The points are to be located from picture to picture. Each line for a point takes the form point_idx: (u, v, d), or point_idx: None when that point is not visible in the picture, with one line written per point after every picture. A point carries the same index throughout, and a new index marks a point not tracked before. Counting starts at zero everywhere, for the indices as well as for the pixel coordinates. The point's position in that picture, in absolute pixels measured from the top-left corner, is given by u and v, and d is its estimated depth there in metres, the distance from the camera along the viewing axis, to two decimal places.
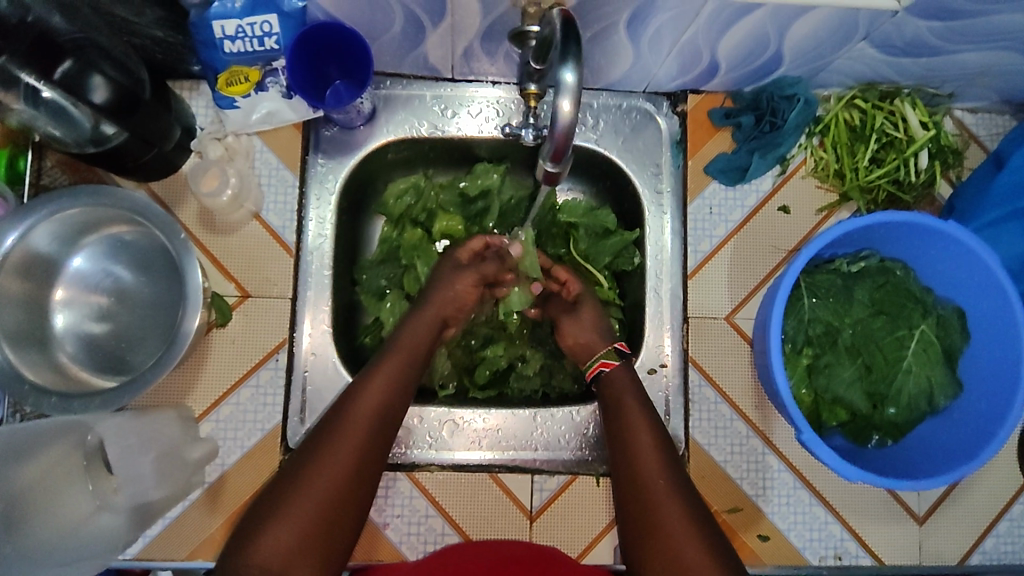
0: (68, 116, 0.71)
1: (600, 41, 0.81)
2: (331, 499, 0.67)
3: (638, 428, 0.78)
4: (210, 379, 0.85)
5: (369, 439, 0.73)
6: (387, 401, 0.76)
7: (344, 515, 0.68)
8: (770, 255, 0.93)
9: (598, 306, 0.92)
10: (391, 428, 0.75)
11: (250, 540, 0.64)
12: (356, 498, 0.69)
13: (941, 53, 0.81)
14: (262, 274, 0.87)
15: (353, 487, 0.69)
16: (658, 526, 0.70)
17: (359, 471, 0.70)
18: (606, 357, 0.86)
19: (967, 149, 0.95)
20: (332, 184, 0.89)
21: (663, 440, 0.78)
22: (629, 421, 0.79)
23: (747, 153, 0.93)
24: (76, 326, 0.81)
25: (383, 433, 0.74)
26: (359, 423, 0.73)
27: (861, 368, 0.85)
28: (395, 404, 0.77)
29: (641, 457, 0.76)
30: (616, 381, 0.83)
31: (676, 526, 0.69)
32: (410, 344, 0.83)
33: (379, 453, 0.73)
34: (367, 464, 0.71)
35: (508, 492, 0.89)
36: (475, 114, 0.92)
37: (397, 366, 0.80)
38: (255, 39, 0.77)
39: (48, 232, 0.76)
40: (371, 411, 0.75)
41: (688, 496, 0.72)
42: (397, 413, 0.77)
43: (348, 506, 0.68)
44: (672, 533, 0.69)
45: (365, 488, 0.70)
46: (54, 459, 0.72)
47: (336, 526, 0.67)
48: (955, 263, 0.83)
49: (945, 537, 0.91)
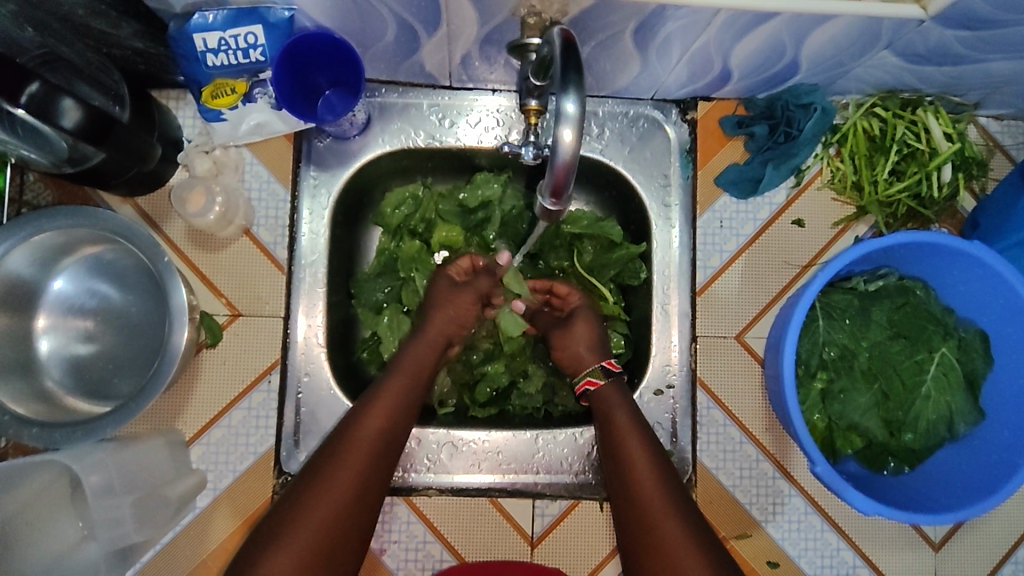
0: (42, 135, 0.66)
1: (605, 50, 0.77)
2: (331, 526, 0.65)
3: (633, 446, 0.75)
4: (201, 402, 0.82)
5: (371, 462, 0.70)
6: (391, 423, 0.73)
7: (344, 543, 0.66)
8: (782, 270, 0.89)
9: (595, 321, 0.88)
10: (395, 450, 0.73)
11: (251, 569, 0.62)
12: (357, 525, 0.67)
13: (967, 61, 0.76)
14: (254, 292, 0.84)
15: (354, 513, 0.67)
16: (660, 555, 0.67)
17: (360, 496, 0.68)
18: (591, 374, 0.82)
19: (991, 158, 0.90)
20: (326, 197, 0.85)
21: (658, 457, 0.74)
22: (623, 438, 0.75)
23: (761, 163, 0.88)
24: (61, 350, 0.78)
25: (386, 456, 0.72)
26: (363, 444, 0.70)
27: (877, 394, 0.82)
28: (399, 425, 0.74)
29: (636, 476, 0.72)
30: (608, 398, 0.80)
31: (680, 555, 0.66)
32: (415, 359, 0.80)
33: (381, 477, 0.71)
34: (368, 489, 0.69)
35: (508, 518, 0.86)
36: (474, 124, 0.88)
37: (402, 384, 0.76)
38: (239, 51, 0.74)
39: (27, 255, 0.73)
40: (375, 431, 0.72)
41: (689, 520, 0.69)
42: (401, 434, 0.74)
43: (348, 534, 0.66)
44: (674, 562, 0.66)
45: (366, 514, 0.68)
46: (40, 487, 0.72)
47: (335, 555, 0.65)
48: (979, 284, 0.79)
49: (962, 564, 0.88)
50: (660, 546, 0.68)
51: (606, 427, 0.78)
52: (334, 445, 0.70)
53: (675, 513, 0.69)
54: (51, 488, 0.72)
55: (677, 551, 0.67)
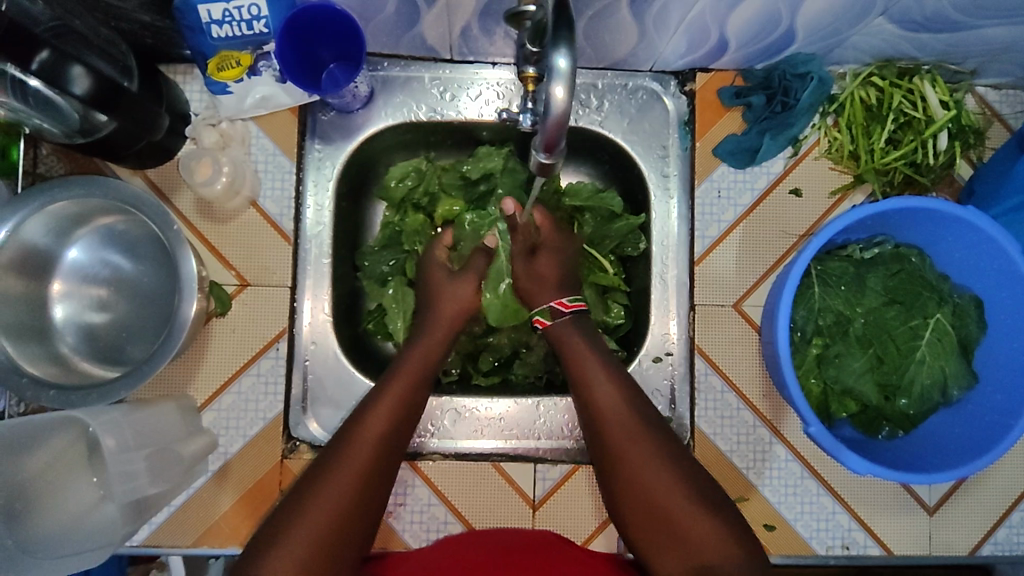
0: (54, 106, 0.70)
1: (604, 18, 0.77)
2: (347, 496, 0.63)
3: (608, 403, 0.73)
4: (211, 369, 0.84)
5: (382, 441, 0.68)
6: (406, 396, 0.73)
7: (368, 498, 0.65)
8: (779, 240, 0.90)
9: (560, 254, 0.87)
10: (411, 421, 0.73)
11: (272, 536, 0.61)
12: (380, 483, 0.66)
13: (963, 28, 0.77)
14: (261, 262, 0.86)
15: (368, 487, 0.65)
16: (666, 514, 0.64)
17: (379, 463, 0.67)
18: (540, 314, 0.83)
19: (989, 127, 0.91)
20: (330, 170, 0.88)
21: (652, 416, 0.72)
22: (597, 396, 0.73)
23: (758, 133, 0.89)
24: (76, 318, 0.80)
25: (405, 419, 0.72)
26: (382, 409, 0.71)
27: (872, 359, 0.83)
28: (414, 399, 0.74)
29: (621, 440, 0.69)
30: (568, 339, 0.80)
31: (688, 509, 0.64)
32: (424, 352, 0.79)
33: (400, 441, 0.70)
34: (388, 456, 0.68)
35: (510, 482, 0.87)
36: (475, 97, 0.90)
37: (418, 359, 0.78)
38: (243, 23, 0.77)
39: (42, 224, 0.76)
40: (393, 399, 0.72)
41: (692, 477, 0.66)
42: (410, 416, 0.73)
43: (363, 503, 0.64)
44: (684, 516, 0.64)
45: (386, 476, 0.67)
46: (58, 452, 0.72)
47: (359, 515, 0.64)
48: (973, 250, 0.81)
49: (956, 527, 0.89)
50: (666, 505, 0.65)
51: (581, 387, 0.75)
52: (346, 428, 0.69)
53: (675, 469, 0.67)
54: (70, 453, 0.72)
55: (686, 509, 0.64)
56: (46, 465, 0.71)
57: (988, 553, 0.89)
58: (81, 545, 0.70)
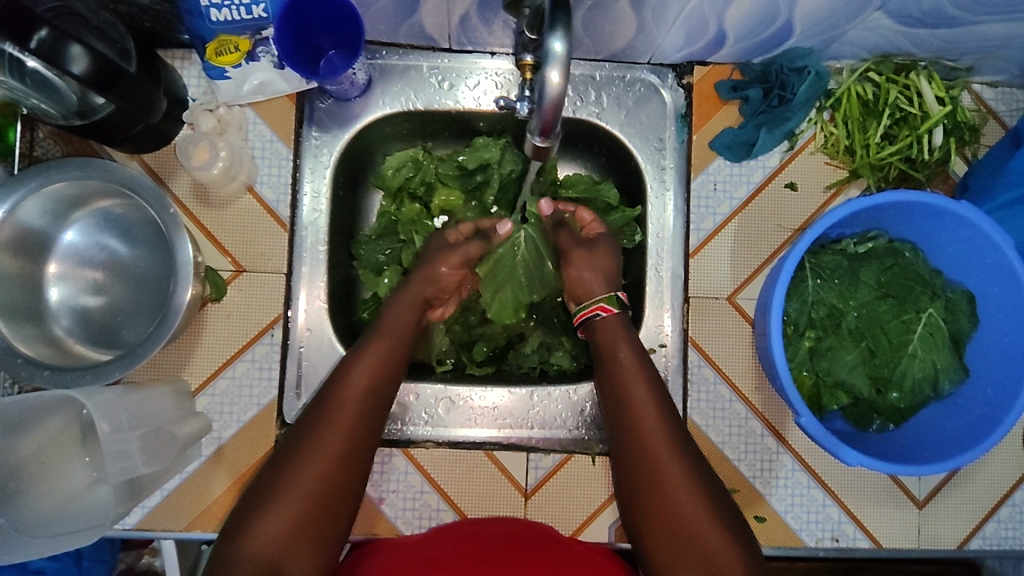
0: (54, 87, 0.73)
1: (602, 10, 0.78)
2: (322, 486, 0.63)
3: (638, 398, 0.73)
4: (205, 355, 0.84)
5: (359, 424, 0.68)
6: (379, 378, 0.72)
7: (345, 488, 0.65)
8: (773, 233, 0.91)
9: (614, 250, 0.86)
10: (385, 400, 0.72)
11: (245, 526, 0.61)
12: (355, 472, 0.66)
13: (959, 24, 0.77)
14: (257, 249, 0.86)
15: (348, 473, 0.65)
16: (673, 514, 0.66)
17: (353, 449, 0.66)
18: (605, 302, 0.81)
19: (984, 125, 0.91)
20: (327, 158, 0.88)
21: (668, 411, 0.72)
22: (632, 397, 0.73)
23: (755, 127, 0.90)
24: (71, 300, 0.81)
25: (379, 401, 0.71)
26: (353, 392, 0.69)
27: (865, 352, 0.84)
28: (388, 381, 0.73)
29: (645, 438, 0.70)
30: (608, 333, 0.79)
31: (692, 509, 0.65)
32: (399, 322, 0.79)
33: (375, 425, 0.69)
34: (361, 442, 0.67)
35: (503, 470, 0.88)
36: (473, 87, 0.90)
37: (391, 336, 0.76)
38: (242, 7, 0.77)
39: (38, 206, 0.76)
40: (366, 380, 0.71)
41: (701, 478, 0.67)
42: (385, 394, 0.72)
43: (343, 493, 0.64)
44: (684, 516, 0.65)
45: (361, 463, 0.67)
46: (52, 434, 0.73)
47: (333, 506, 0.64)
48: (965, 245, 0.81)
49: (945, 521, 0.89)
50: (672, 508, 0.66)
51: (614, 373, 0.75)
52: (319, 409, 0.68)
53: (688, 470, 0.68)
54: (63, 435, 0.73)
55: (692, 509, 0.65)
56: (40, 445, 0.72)
57: (976, 547, 0.89)
58: (73, 526, 0.70)
